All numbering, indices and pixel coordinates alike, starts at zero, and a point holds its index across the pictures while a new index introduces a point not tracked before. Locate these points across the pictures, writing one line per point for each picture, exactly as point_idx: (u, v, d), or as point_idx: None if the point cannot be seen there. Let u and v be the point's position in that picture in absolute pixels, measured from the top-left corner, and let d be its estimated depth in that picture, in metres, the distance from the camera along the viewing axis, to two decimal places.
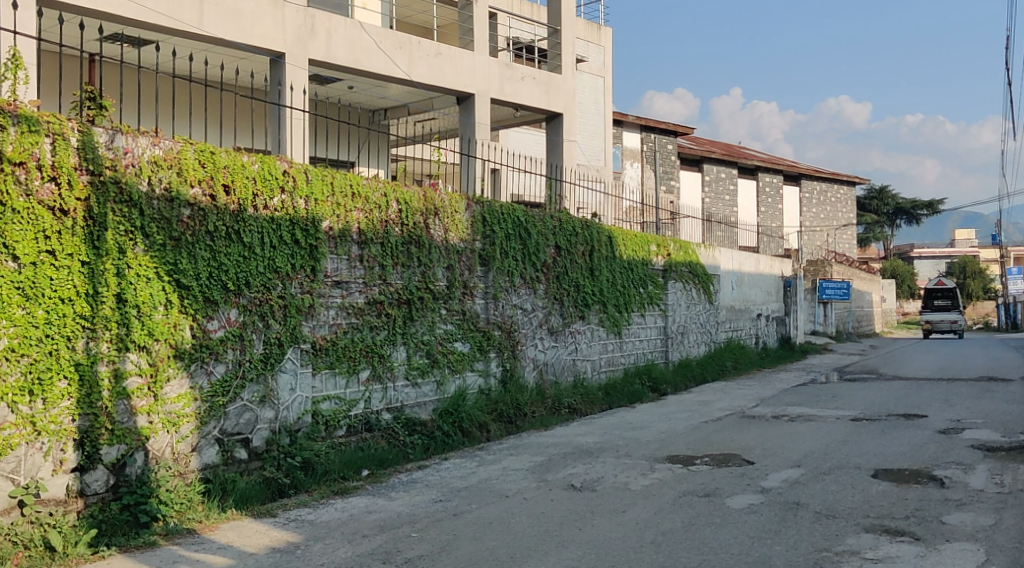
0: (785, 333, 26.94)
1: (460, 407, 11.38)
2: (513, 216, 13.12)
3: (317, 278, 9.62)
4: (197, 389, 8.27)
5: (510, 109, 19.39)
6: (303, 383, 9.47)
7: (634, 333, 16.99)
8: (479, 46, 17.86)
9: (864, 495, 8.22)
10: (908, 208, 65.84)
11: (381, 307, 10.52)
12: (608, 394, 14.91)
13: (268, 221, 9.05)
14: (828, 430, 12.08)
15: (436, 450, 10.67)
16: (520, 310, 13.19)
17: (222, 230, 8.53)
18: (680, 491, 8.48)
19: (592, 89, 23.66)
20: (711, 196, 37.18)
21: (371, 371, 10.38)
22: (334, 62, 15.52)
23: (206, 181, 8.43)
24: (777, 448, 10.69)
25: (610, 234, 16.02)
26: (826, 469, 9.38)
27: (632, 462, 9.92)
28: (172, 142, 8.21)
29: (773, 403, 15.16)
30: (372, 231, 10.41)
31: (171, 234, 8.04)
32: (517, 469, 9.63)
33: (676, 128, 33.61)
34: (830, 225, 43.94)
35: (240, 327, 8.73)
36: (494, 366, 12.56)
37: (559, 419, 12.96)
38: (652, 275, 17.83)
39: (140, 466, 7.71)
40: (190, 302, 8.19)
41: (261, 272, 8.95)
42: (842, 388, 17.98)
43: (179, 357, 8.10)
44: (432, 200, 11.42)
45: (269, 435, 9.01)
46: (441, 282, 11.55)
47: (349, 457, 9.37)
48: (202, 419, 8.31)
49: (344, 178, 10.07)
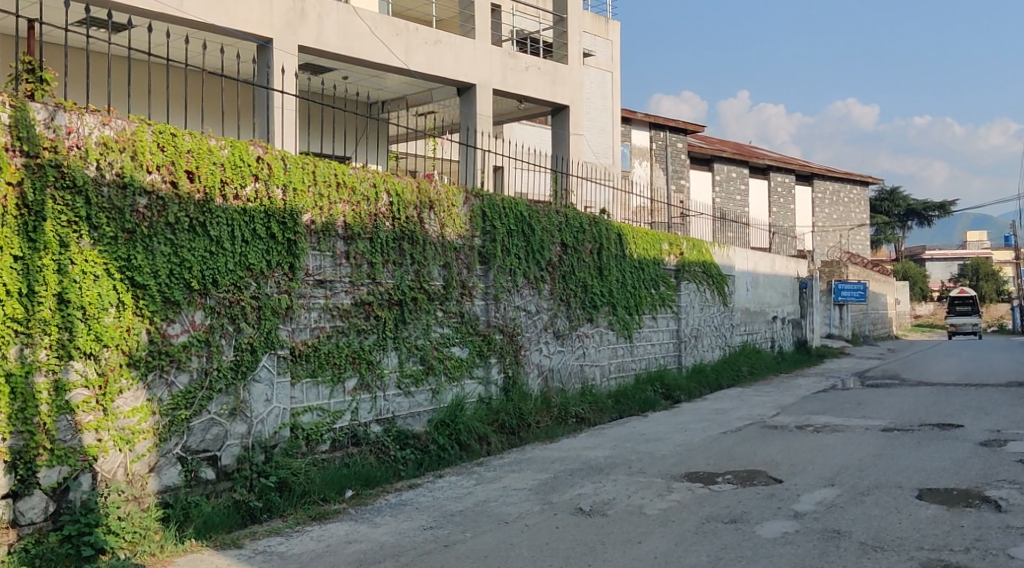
0: (801, 337, 25.90)
1: (457, 418, 10.39)
2: (516, 212, 12.13)
3: (296, 276, 8.66)
4: (156, 402, 7.34)
5: (514, 101, 18.39)
6: (280, 393, 8.51)
7: (646, 337, 15.98)
8: (480, 34, 16.88)
9: (913, 521, 7.22)
10: (920, 209, 64.53)
11: (369, 308, 9.55)
12: (618, 402, 13.93)
13: (240, 213, 8.09)
14: (859, 442, 11.08)
15: (430, 466, 9.71)
16: (523, 312, 12.21)
17: (185, 222, 7.58)
18: (702, 516, 7.48)
19: (600, 84, 22.61)
20: (721, 195, 36.14)
21: (358, 379, 9.42)
22: (325, 49, 14.56)
23: (167, 166, 7.50)
24: (806, 464, 9.67)
25: (619, 231, 15.03)
26: (864, 489, 8.38)
27: (647, 480, 8.94)
28: (126, 122, 7.27)
29: (795, 411, 14.13)
30: (359, 225, 9.45)
31: (124, 225, 7.09)
32: (519, 489, 8.64)
33: (686, 126, 32.63)
34: (844, 226, 42.84)
35: (206, 331, 7.77)
36: (495, 373, 11.58)
37: (566, 430, 11.96)
38: (664, 275, 16.83)
39: (86, 491, 6.75)
40: (147, 304, 7.23)
41: (231, 269, 7.98)
42: (867, 394, 16.94)
43: (134, 366, 7.16)
44: (427, 192, 10.45)
45: (240, 453, 8.04)
46: (437, 282, 10.59)
47: (331, 476, 8.39)
48: (162, 435, 7.36)
49: (327, 166, 9.10)
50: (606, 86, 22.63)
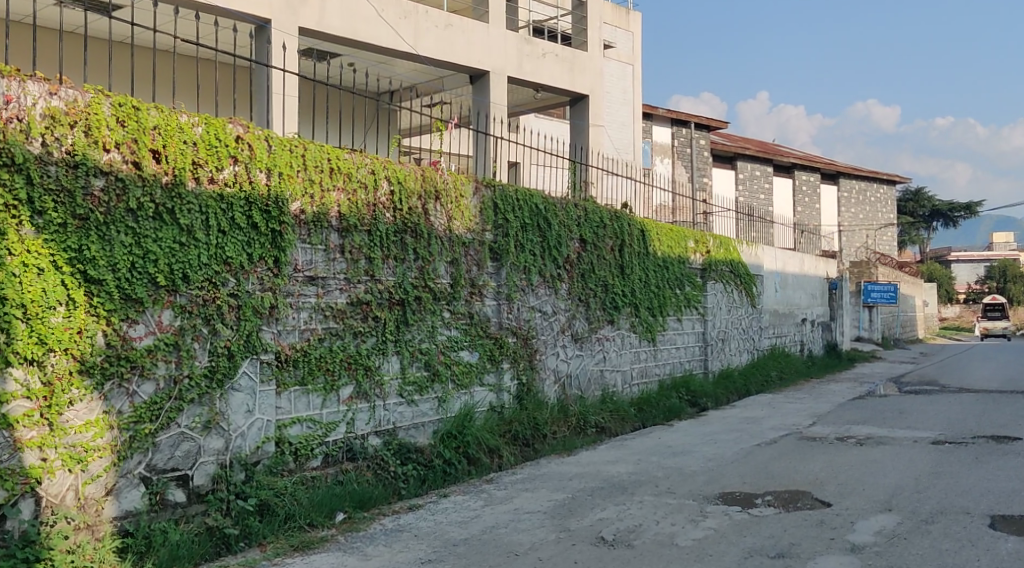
0: (831, 340, 24.72)
1: (465, 429, 9.40)
2: (531, 204, 11.13)
3: (282, 272, 7.68)
4: (114, 415, 6.40)
5: (530, 90, 17.41)
6: (263, 403, 7.55)
7: (670, 340, 14.93)
8: (494, 18, 15.90)
9: (994, 557, 6.19)
10: (946, 210, 63.03)
11: (367, 308, 8.58)
12: (641, 410, 12.88)
13: (215, 199, 7.13)
14: (911, 458, 10.00)
15: (433, 483, 8.70)
16: (538, 313, 11.22)
17: (150, 208, 6.64)
18: (744, 550, 6.46)
19: (620, 77, 21.47)
20: (745, 194, 34.98)
21: (355, 387, 8.45)
22: (328, 31, 13.63)
23: (129, 144, 6.56)
24: (856, 483, 8.62)
25: (642, 227, 14.01)
26: (928, 516, 7.33)
27: (677, 503, 7.91)
28: (79, 92, 6.36)
29: (833, 421, 13.02)
30: (355, 216, 8.47)
31: (75, 211, 6.17)
32: (532, 513, 7.63)
33: (709, 123, 31.52)
34: (871, 226, 41.54)
35: (176, 334, 6.83)
36: (508, 380, 10.56)
37: (585, 442, 10.93)
38: (690, 274, 15.79)
39: (26, 519, 5.86)
40: (103, 302, 6.30)
41: (205, 263, 7.02)
42: (908, 402, 15.80)
43: (87, 373, 6.23)
44: (432, 180, 9.47)
45: (216, 471, 7.10)
46: (443, 280, 9.58)
47: (320, 498, 7.42)
48: (121, 454, 6.42)
49: (319, 150, 8.14)
50: (628, 78, 21.40)
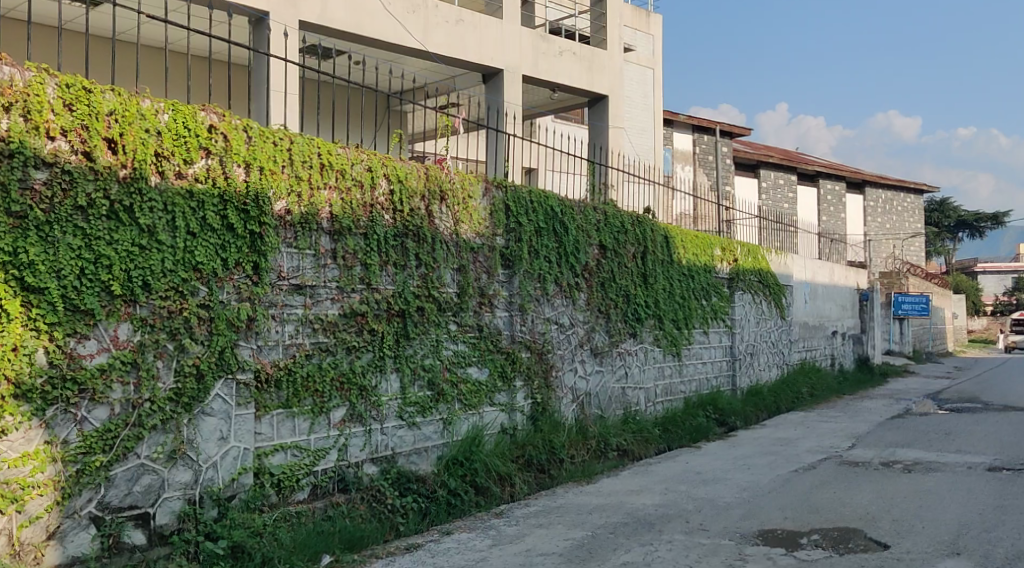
0: (863, 354, 23.56)
1: (473, 456, 8.45)
2: (546, 206, 10.21)
3: (263, 280, 6.75)
4: (59, 445, 5.58)
5: (546, 90, 16.48)
6: (240, 430, 6.61)
7: (696, 355, 13.92)
8: (508, 13, 15.02)
9: None
10: (971, 222, 61.56)
11: (362, 320, 7.66)
12: (666, 430, 11.88)
13: (183, 196, 6.25)
14: (970, 488, 8.95)
15: (437, 517, 7.69)
16: (554, 326, 10.27)
17: (103, 205, 5.78)
18: None
19: (640, 80, 20.47)
20: (769, 203, 33.89)
21: (348, 410, 7.50)
22: (331, 24, 12.77)
23: (78, 132, 5.73)
24: (914, 520, 7.59)
25: (666, 233, 13.05)
26: (1004, 561, 6.32)
27: (712, 543, 6.94)
28: (19, 70, 5.56)
29: (875, 444, 11.95)
30: (349, 217, 7.54)
31: (9, 208, 5.37)
32: (547, 555, 6.66)
33: (732, 129, 30.49)
34: (897, 237, 40.31)
35: (135, 351, 5.95)
36: (521, 399, 9.63)
37: (606, 467, 9.94)
38: (717, 284, 14.79)
39: None
40: (43, 314, 5.49)
41: (170, 269, 6.13)
42: (952, 422, 14.68)
43: (24, 398, 5.43)
44: (437, 179, 8.56)
45: (183, 509, 6.21)
46: (449, 289, 8.65)
47: (304, 539, 6.44)
48: (66, 490, 5.60)
49: (308, 143, 7.23)
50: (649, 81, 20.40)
